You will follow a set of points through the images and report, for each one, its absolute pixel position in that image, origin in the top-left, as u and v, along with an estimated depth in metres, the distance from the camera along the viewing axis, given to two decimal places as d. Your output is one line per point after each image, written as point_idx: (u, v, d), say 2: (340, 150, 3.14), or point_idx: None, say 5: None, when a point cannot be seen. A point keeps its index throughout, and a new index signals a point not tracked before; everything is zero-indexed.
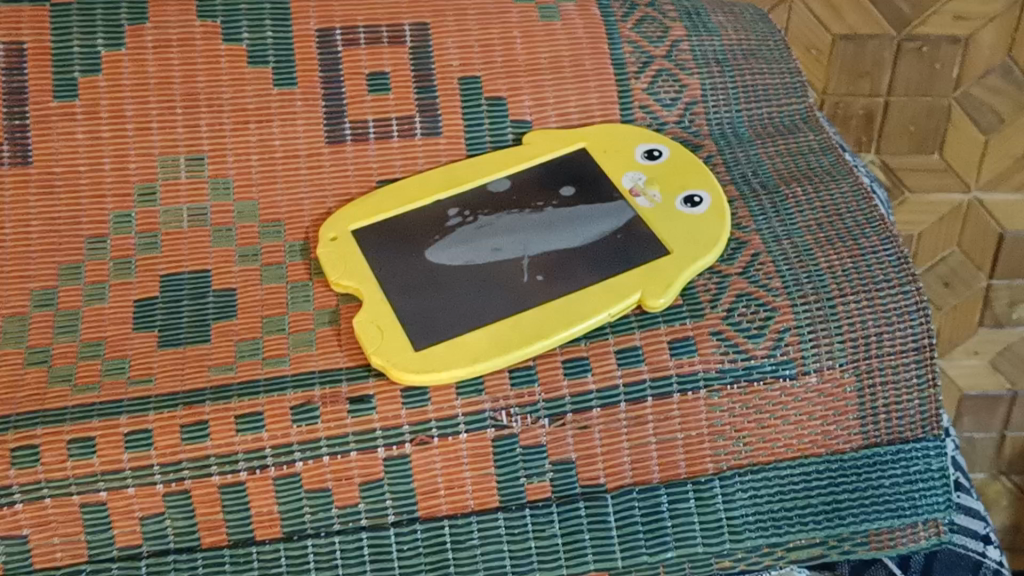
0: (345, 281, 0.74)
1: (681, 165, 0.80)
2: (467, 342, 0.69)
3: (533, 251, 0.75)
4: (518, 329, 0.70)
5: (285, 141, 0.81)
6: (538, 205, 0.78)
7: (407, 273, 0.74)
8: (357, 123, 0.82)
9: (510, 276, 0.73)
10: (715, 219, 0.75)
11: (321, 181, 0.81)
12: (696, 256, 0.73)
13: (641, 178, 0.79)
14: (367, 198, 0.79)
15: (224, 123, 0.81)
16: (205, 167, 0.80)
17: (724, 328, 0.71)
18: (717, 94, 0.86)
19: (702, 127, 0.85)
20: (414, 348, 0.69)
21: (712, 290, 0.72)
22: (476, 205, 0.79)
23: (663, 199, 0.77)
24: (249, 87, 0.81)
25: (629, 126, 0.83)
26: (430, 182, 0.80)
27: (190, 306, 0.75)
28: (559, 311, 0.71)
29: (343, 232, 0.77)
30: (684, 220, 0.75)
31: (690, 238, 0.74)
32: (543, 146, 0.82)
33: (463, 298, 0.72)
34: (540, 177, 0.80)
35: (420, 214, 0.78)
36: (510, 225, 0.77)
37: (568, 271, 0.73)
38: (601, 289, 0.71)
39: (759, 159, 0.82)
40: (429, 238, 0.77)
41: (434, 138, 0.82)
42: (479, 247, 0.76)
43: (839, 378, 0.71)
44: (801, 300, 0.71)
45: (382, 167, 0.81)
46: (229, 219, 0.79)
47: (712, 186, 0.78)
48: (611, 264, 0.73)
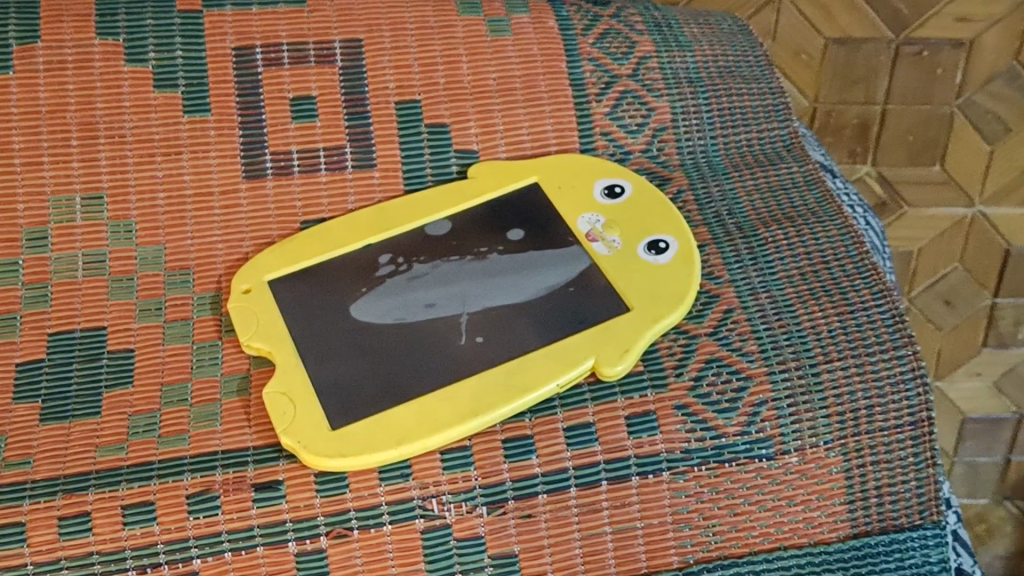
0: (257, 342, 0.64)
1: (646, 204, 0.70)
2: (391, 419, 0.60)
3: (473, 306, 0.65)
4: (451, 403, 0.60)
5: (196, 177, 0.71)
6: (480, 251, 0.69)
7: (328, 332, 0.65)
8: (279, 155, 0.72)
9: (444, 337, 0.64)
10: (682, 269, 0.66)
11: (236, 222, 0.71)
12: (658, 316, 0.63)
13: (600, 220, 0.69)
14: (288, 243, 0.70)
15: (125, 157, 0.71)
16: (104, 208, 0.70)
17: (691, 401, 0.61)
18: (688, 118, 0.76)
19: (671, 157, 0.75)
20: (330, 426, 0.60)
21: (677, 354, 0.63)
22: (411, 251, 0.69)
23: (624, 246, 0.67)
24: (154, 114, 0.71)
25: (588, 157, 0.73)
26: (361, 224, 0.71)
27: (80, 370, 0.65)
28: (499, 381, 0.61)
29: (259, 283, 0.68)
30: (647, 271, 0.66)
31: (653, 293, 0.64)
32: (490, 181, 0.72)
33: (390, 364, 0.63)
34: (485, 218, 0.70)
35: (347, 262, 0.69)
36: (448, 275, 0.67)
37: (511, 333, 0.64)
38: (548, 355, 0.62)
39: (736, 195, 0.72)
40: (356, 290, 0.67)
41: (367, 171, 0.73)
42: (412, 301, 0.66)
43: (823, 458, 0.61)
44: (780, 367, 0.62)
45: (306, 205, 0.72)
46: (131, 266, 0.70)
47: (679, 229, 0.68)
48: (562, 325, 0.64)
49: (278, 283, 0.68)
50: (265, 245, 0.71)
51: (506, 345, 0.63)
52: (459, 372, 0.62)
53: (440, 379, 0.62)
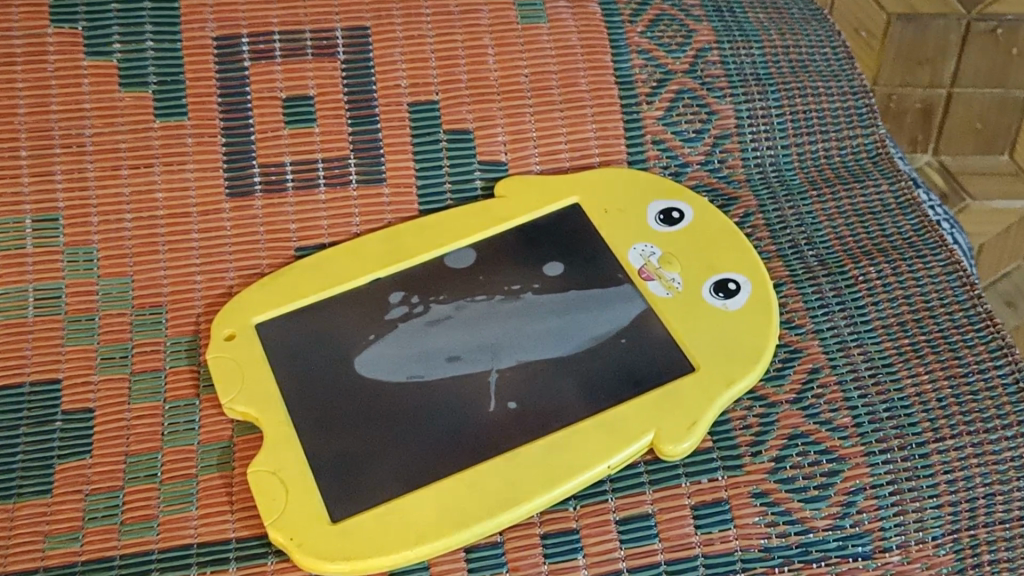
0: (242, 405, 0.53)
1: (710, 233, 0.58)
2: (406, 510, 0.48)
3: (504, 361, 0.54)
4: (478, 489, 0.49)
5: (171, 194, 0.60)
6: (512, 289, 0.57)
7: (328, 392, 0.53)
8: (270, 168, 0.60)
9: (469, 401, 0.53)
10: (758, 318, 0.54)
11: (219, 250, 0.60)
12: (731, 379, 0.52)
13: (655, 252, 0.57)
14: (281, 276, 0.58)
15: (86, 170, 0.59)
16: (59, 234, 0.59)
17: (771, 486, 0.50)
18: (755, 123, 0.64)
19: (736, 170, 0.63)
20: (330, 518, 0.48)
21: (754, 428, 0.51)
22: (428, 288, 0.58)
23: (685, 286, 0.56)
24: (120, 119, 0.60)
25: (638, 173, 0.61)
26: (368, 252, 0.59)
27: (28, 436, 0.54)
28: (537, 461, 0.50)
29: (245, 327, 0.56)
30: (716, 320, 0.54)
31: (723, 349, 0.53)
32: (522, 201, 0.60)
33: (403, 436, 0.51)
34: (516, 247, 0.59)
35: (351, 301, 0.57)
36: (473, 321, 0.56)
37: (550, 398, 0.52)
38: (597, 428, 0.51)
39: (816, 220, 0.60)
40: (360, 337, 0.56)
41: (375, 188, 0.61)
42: (430, 353, 0.55)
43: (931, 558, 0.49)
44: (879, 446, 0.51)
45: (302, 228, 0.60)
46: (91, 304, 0.58)
47: (751, 265, 0.56)
48: (613, 390, 0.52)
49: (268, 328, 0.56)
50: (252, 279, 0.59)
51: (544, 414, 0.52)
52: (486, 449, 0.51)
53: (464, 458, 0.50)
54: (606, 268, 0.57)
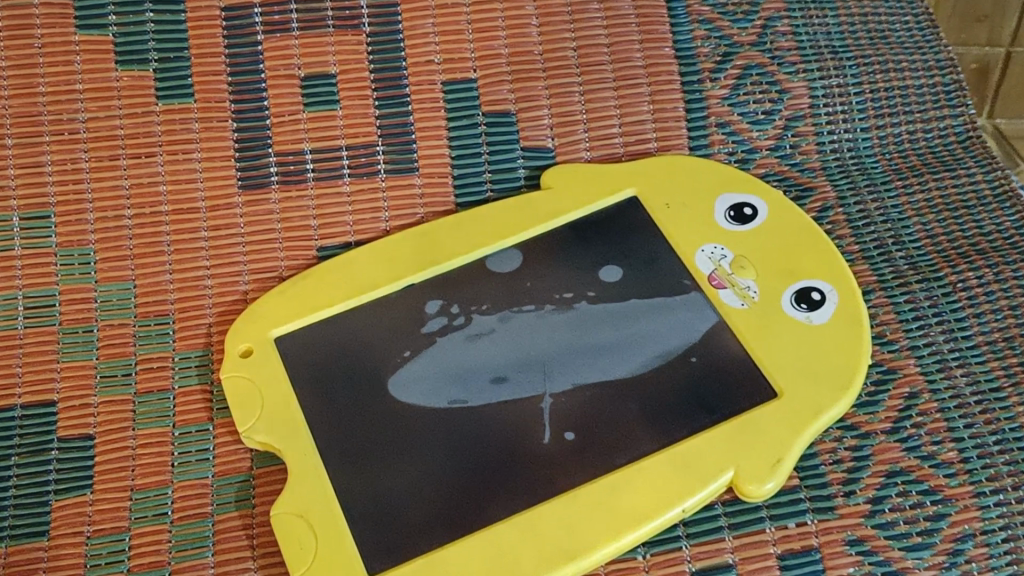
0: (261, 435, 0.47)
1: (787, 233, 0.52)
2: (452, 560, 0.42)
3: (558, 383, 0.47)
4: (534, 537, 0.43)
5: (175, 187, 0.53)
6: (563, 298, 0.50)
7: (357, 420, 0.47)
8: (287, 157, 0.54)
9: (520, 430, 0.46)
10: (848, 334, 0.48)
11: (230, 251, 0.53)
12: (818, 408, 0.45)
13: (726, 256, 0.51)
14: (302, 282, 0.52)
15: (79, 160, 0.52)
16: (51, 233, 0.52)
17: (868, 532, 0.44)
18: (832, 102, 0.57)
19: (810, 156, 0.56)
20: (365, 570, 0.42)
21: (846, 464, 0.45)
22: (468, 296, 0.51)
23: (762, 296, 0.49)
24: (117, 103, 0.52)
25: (703, 162, 0.55)
26: (399, 254, 0.52)
27: (19, 468, 0.47)
28: (599, 504, 0.43)
29: (263, 343, 0.50)
30: (800, 335, 0.48)
31: (810, 370, 0.46)
32: (572, 194, 0.54)
33: (446, 473, 0.45)
34: (567, 248, 0.52)
35: (382, 311, 0.51)
36: (521, 335, 0.49)
37: (613, 426, 0.46)
38: (668, 464, 0.44)
39: (903, 214, 0.54)
40: (393, 353, 0.49)
41: (406, 178, 0.54)
42: (473, 373, 0.48)
43: None
44: (990, 486, 0.45)
45: (323, 225, 0.54)
46: (88, 313, 0.51)
47: (836, 272, 0.50)
48: (685, 417, 0.46)
49: (289, 343, 0.50)
50: (268, 286, 0.53)
51: (607, 446, 0.45)
52: (541, 488, 0.44)
53: (517, 499, 0.44)
54: (671, 273, 0.51)
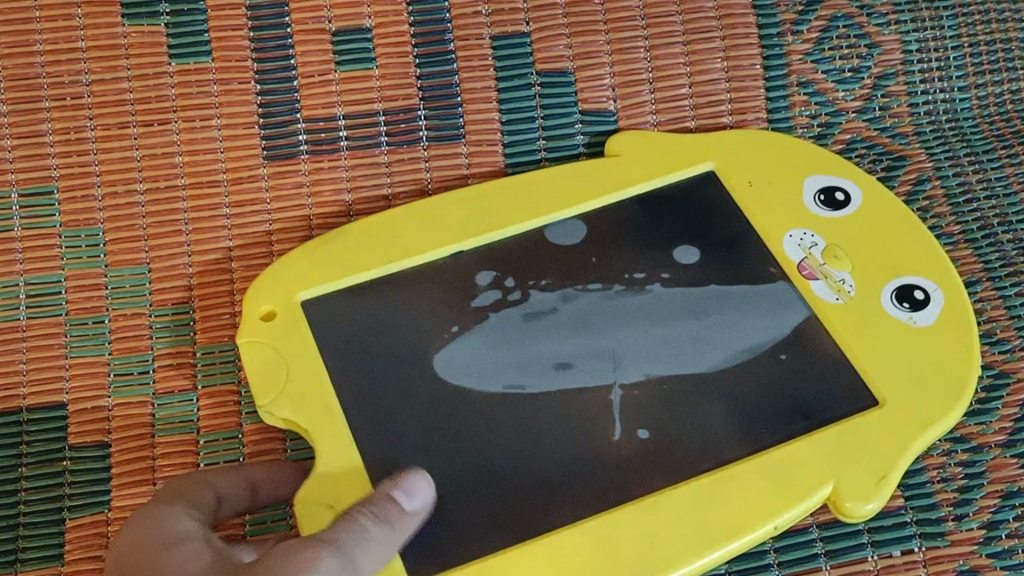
0: (284, 412, 0.41)
1: (886, 222, 0.46)
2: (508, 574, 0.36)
3: (630, 372, 0.42)
4: (606, 551, 0.37)
5: (192, 159, 0.47)
6: (635, 278, 0.45)
7: (397, 404, 0.41)
8: (318, 123, 0.48)
9: (590, 424, 0.40)
10: (959, 338, 0.42)
11: (252, 230, 0.47)
12: (927, 419, 0.40)
13: (818, 243, 0.45)
14: (336, 241, 0.46)
15: (85, 128, 0.47)
16: (54, 211, 0.46)
17: (982, 562, 0.39)
18: (926, 58, 0.51)
19: (903, 119, 0.50)
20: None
21: (957, 483, 0.40)
22: (525, 269, 0.45)
23: (860, 291, 0.44)
24: (124, 63, 0.47)
25: (788, 138, 0.49)
26: (449, 216, 0.47)
27: (27, 482, 0.43)
28: (679, 513, 0.38)
29: (289, 305, 0.44)
30: (905, 336, 0.42)
31: (918, 378, 0.41)
32: (643, 162, 0.48)
33: (504, 471, 0.39)
34: (638, 222, 0.46)
35: (427, 281, 0.45)
36: (583, 317, 0.44)
37: (694, 426, 0.40)
38: (760, 474, 0.39)
39: (1009, 188, 0.48)
40: (440, 329, 0.43)
41: (451, 145, 0.49)
42: (535, 355, 0.42)
43: None
44: None
45: (359, 200, 0.48)
46: (99, 302, 0.46)
47: (939, 267, 0.45)
48: (777, 420, 0.40)
49: (317, 309, 0.44)
50: (294, 246, 0.47)
51: (690, 448, 0.39)
52: (614, 492, 0.38)
53: (582, 506, 0.38)
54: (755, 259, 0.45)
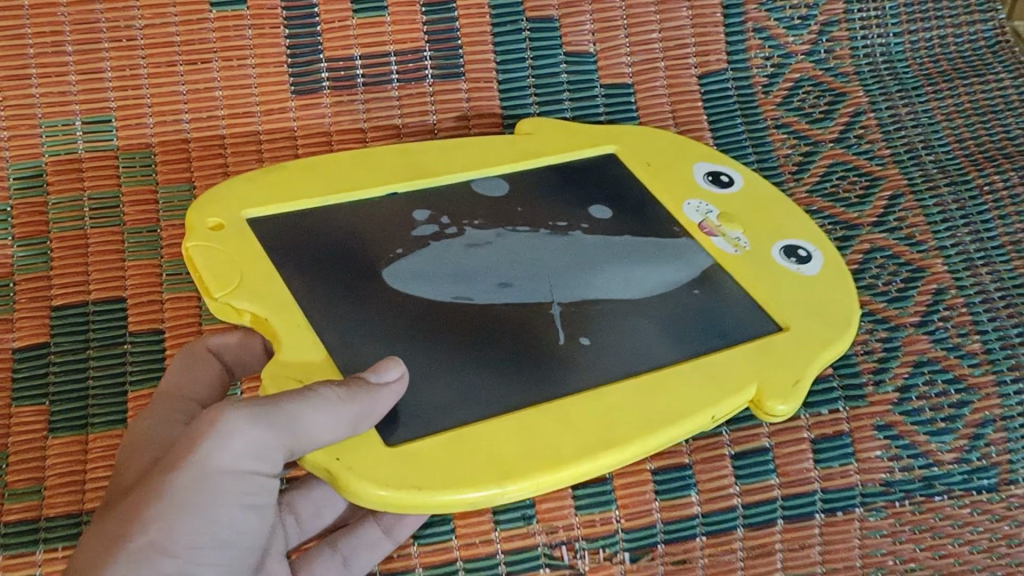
0: (242, 301, 0.43)
1: (769, 197, 0.53)
2: (488, 443, 0.38)
3: (564, 296, 0.46)
4: (567, 425, 0.40)
5: (231, 93, 0.55)
6: (557, 225, 0.50)
7: (345, 303, 0.44)
8: (338, 63, 0.56)
9: (535, 331, 0.44)
10: (840, 279, 0.49)
11: (283, 154, 0.55)
12: (828, 339, 0.46)
13: (713, 211, 0.52)
14: (277, 176, 0.50)
15: (138, 67, 0.54)
16: (112, 136, 0.55)
17: (896, 419, 0.47)
18: (866, 8, 0.59)
19: (844, 61, 0.59)
20: (386, 440, 0.38)
21: (877, 355, 0.48)
22: (457, 211, 0.50)
23: (753, 247, 0.50)
24: (172, 10, 0.54)
25: (681, 138, 0.56)
26: (383, 167, 0.52)
27: (95, 361, 0.50)
28: (630, 400, 0.41)
29: (235, 218, 0.47)
30: (793, 279, 0.49)
31: (812, 311, 0.47)
32: (554, 142, 0.55)
33: (456, 359, 0.42)
34: (552, 183, 0.53)
35: (365, 214, 0.49)
36: (517, 252, 0.48)
37: (630, 339, 0.44)
38: (695, 374, 0.43)
39: (933, 118, 0.57)
40: (386, 250, 0.47)
41: (453, 83, 0.57)
42: (478, 277, 0.46)
43: None
44: (1011, 374, 0.48)
45: (374, 122, 0.56)
46: (152, 214, 0.54)
47: (816, 234, 0.51)
48: (704, 337, 0.45)
49: (262, 222, 0.47)
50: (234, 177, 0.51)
51: (628, 354, 0.44)
52: (569, 380, 0.42)
53: (535, 392, 0.41)
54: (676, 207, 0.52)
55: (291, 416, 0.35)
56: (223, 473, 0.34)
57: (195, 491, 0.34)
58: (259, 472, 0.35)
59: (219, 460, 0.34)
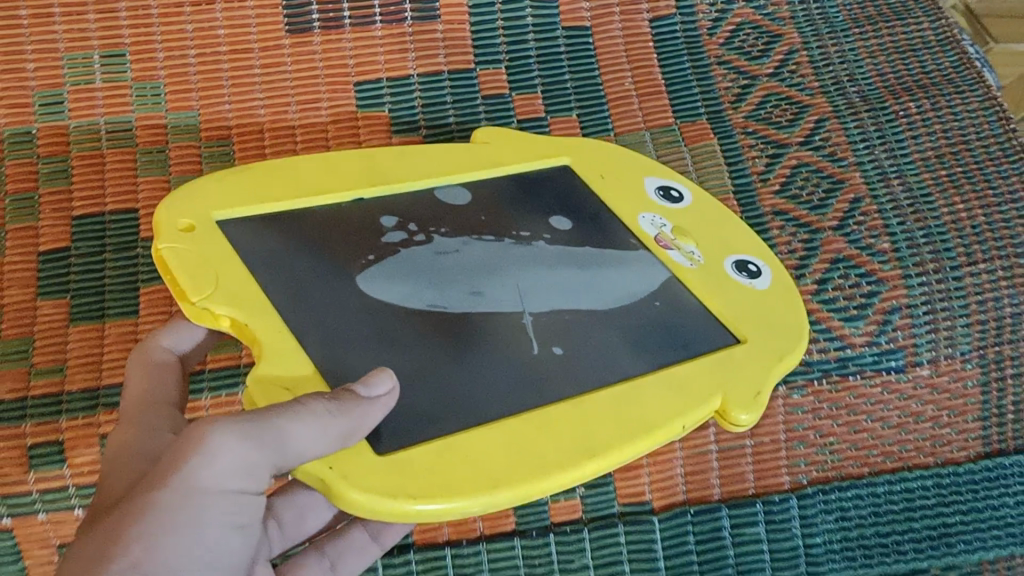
0: (222, 305, 0.41)
1: (716, 216, 0.57)
2: (470, 450, 0.39)
3: (535, 305, 0.47)
4: (553, 432, 0.41)
5: (231, 31, 0.61)
6: (521, 235, 0.51)
7: (322, 302, 0.44)
8: (327, 6, 0.62)
9: (510, 339, 0.45)
10: (785, 289, 0.53)
11: (279, 84, 0.62)
12: (778, 352, 0.50)
13: (667, 224, 0.55)
14: (242, 175, 0.49)
15: (149, 8, 0.61)
16: (126, 68, 0.60)
17: (813, 307, 0.56)
18: None
19: (781, 7, 0.66)
20: (374, 450, 0.38)
21: (799, 252, 0.57)
22: (425, 219, 0.50)
23: (706, 262, 0.54)
24: None
25: (629, 153, 0.59)
26: (344, 170, 0.51)
27: (112, 263, 0.57)
28: (608, 411, 0.43)
29: (203, 220, 0.45)
30: (743, 293, 0.52)
31: (762, 322, 0.51)
32: (509, 153, 0.57)
33: (432, 362, 0.43)
34: (512, 194, 0.54)
35: (333, 217, 0.49)
36: (484, 263, 0.49)
37: (599, 349, 0.46)
38: (664, 385, 0.45)
39: (858, 56, 0.65)
40: (358, 257, 0.47)
41: (429, 25, 0.63)
42: (450, 286, 0.47)
43: (959, 371, 0.56)
44: (916, 270, 0.57)
45: (359, 65, 0.62)
46: (162, 137, 0.60)
47: (760, 250, 0.55)
48: (668, 346, 0.48)
49: (232, 225, 0.46)
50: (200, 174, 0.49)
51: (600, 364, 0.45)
52: (544, 392, 0.43)
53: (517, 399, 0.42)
54: (628, 133, 0.62)
55: (276, 436, 0.34)
56: (211, 488, 0.33)
57: (183, 512, 0.33)
58: (244, 487, 0.35)
59: (203, 477, 0.33)
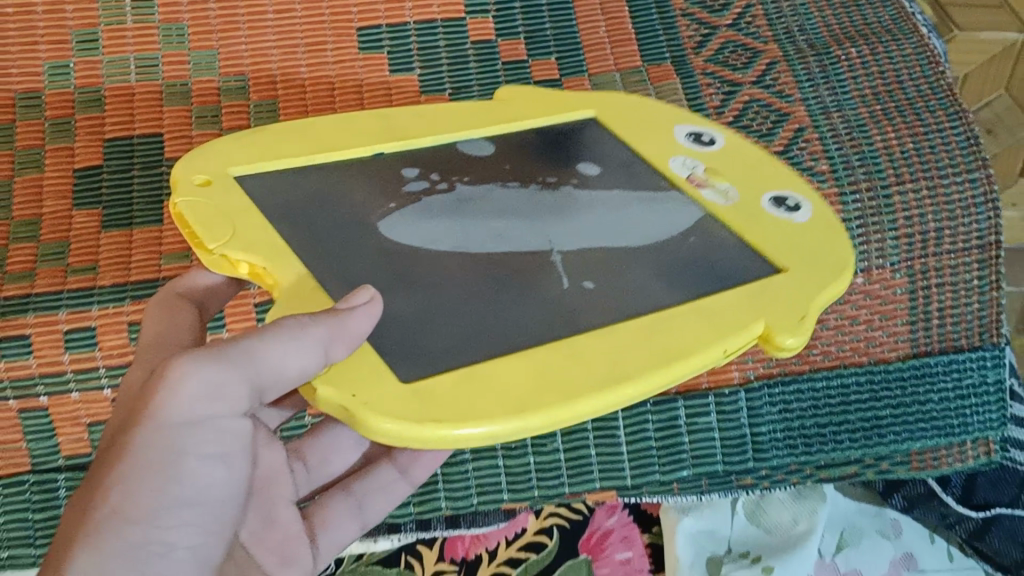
0: (238, 251, 0.42)
1: (748, 159, 0.54)
2: (501, 380, 0.38)
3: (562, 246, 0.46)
4: (582, 362, 0.39)
5: None
6: (548, 182, 0.50)
7: (345, 248, 0.44)
8: None
9: (533, 277, 0.44)
10: (826, 224, 0.49)
11: (289, 26, 0.69)
12: (823, 282, 0.46)
13: (699, 166, 0.53)
14: (255, 132, 0.49)
15: None
16: (154, 9, 0.68)
17: None
18: None
19: None
20: (398, 377, 0.38)
21: None
22: (447, 170, 0.50)
23: (742, 197, 0.51)
24: None
25: (659, 104, 0.57)
26: (360, 124, 0.51)
27: (140, 177, 0.64)
28: (637, 338, 0.41)
29: (219, 173, 0.46)
30: (783, 226, 0.49)
31: (807, 256, 0.48)
32: (529, 108, 0.55)
33: (455, 299, 0.42)
34: (538, 144, 0.53)
35: (352, 170, 0.49)
36: (509, 209, 0.48)
37: (632, 287, 0.44)
38: (696, 316, 0.43)
39: (807, 11, 0.73)
40: (379, 205, 0.47)
41: None
42: (471, 233, 0.46)
43: (889, 280, 0.64)
44: (852, 190, 0.64)
45: (362, 13, 0.70)
46: (184, 72, 0.68)
47: (798, 186, 0.53)
48: (700, 280, 0.45)
49: (248, 180, 0.46)
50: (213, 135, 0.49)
51: (625, 300, 0.44)
52: (577, 323, 0.42)
53: (542, 331, 0.41)
54: (600, 74, 0.70)
55: (249, 355, 0.37)
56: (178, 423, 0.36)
57: (153, 452, 0.35)
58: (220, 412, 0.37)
59: (172, 412, 0.35)
